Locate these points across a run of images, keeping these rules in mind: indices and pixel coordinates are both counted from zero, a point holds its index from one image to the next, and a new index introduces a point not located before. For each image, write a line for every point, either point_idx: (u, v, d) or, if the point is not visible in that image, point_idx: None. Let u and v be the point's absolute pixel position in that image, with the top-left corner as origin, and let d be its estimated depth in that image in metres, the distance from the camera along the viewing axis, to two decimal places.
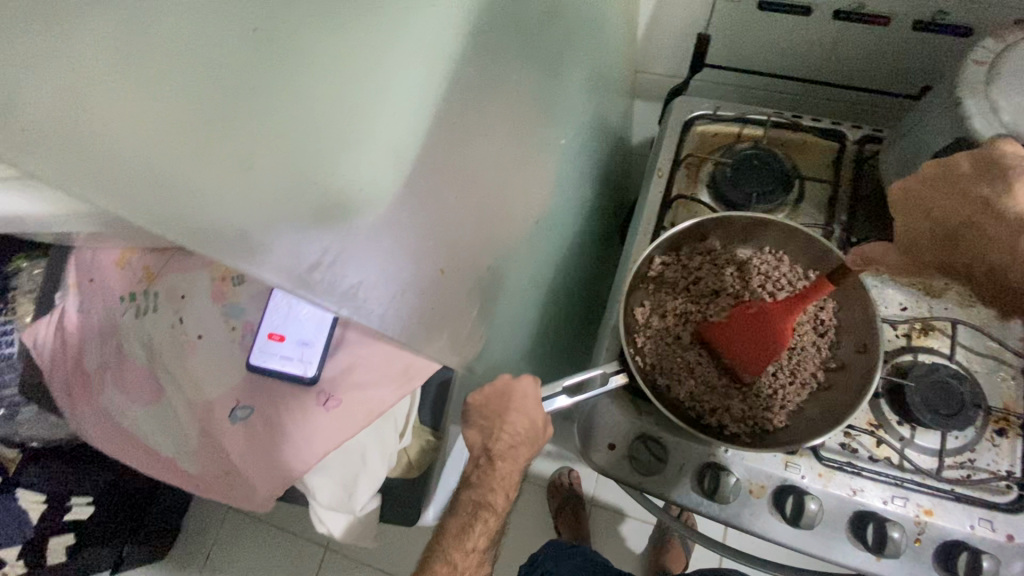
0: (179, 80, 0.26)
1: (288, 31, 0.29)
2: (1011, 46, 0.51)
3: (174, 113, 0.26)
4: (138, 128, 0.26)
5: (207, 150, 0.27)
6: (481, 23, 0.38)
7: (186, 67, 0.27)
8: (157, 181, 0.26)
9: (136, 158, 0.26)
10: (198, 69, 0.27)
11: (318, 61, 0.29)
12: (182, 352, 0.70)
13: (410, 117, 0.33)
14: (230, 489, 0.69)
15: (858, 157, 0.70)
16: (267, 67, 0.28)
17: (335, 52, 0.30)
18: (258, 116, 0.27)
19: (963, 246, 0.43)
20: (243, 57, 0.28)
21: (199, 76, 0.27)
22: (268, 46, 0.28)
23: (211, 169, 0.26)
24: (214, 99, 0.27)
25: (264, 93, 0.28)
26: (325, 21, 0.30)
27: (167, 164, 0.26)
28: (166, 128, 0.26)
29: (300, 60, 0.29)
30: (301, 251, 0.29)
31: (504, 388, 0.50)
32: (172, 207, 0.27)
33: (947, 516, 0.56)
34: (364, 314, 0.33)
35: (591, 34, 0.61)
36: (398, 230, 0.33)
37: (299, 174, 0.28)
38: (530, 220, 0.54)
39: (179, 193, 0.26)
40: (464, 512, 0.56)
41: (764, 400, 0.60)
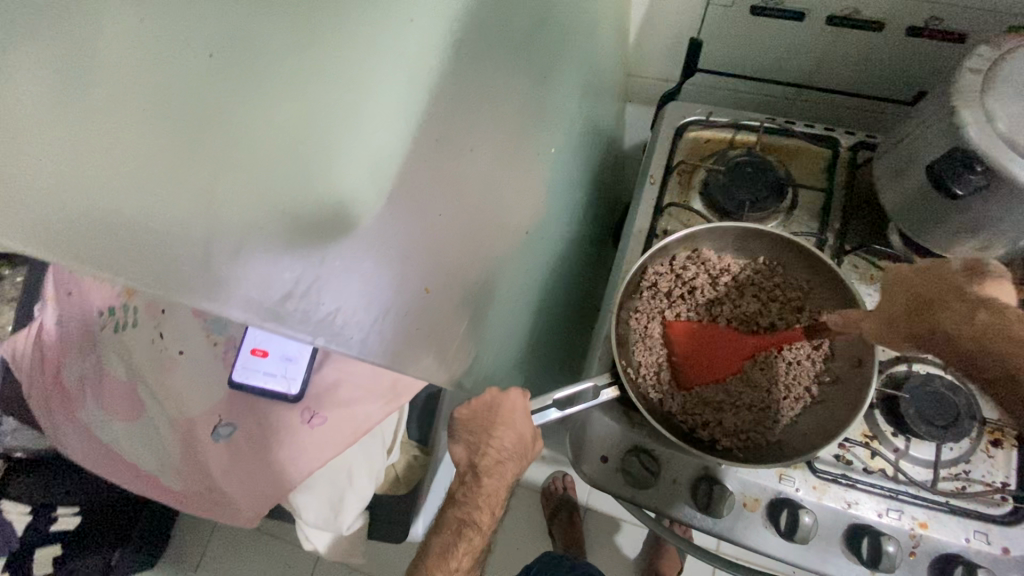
0: (145, 116, 0.28)
1: (249, 55, 0.29)
2: (1006, 53, 0.50)
3: (141, 149, 0.28)
4: (113, 168, 0.27)
5: (174, 181, 0.27)
6: (467, 35, 0.36)
7: (150, 104, 0.28)
8: (128, 218, 0.27)
9: (105, 194, 0.27)
10: (161, 104, 0.28)
11: (281, 83, 0.29)
12: (163, 369, 0.69)
13: (392, 136, 0.31)
14: (214, 506, 0.67)
15: (852, 163, 0.70)
16: (229, 92, 0.28)
17: (295, 71, 0.29)
18: (223, 144, 0.28)
19: (927, 321, 0.38)
20: (204, 86, 0.28)
21: (164, 110, 0.28)
22: (227, 72, 0.29)
23: (170, 198, 0.27)
24: (178, 132, 0.28)
25: (227, 119, 0.28)
26: (286, 42, 0.30)
27: (138, 202, 0.27)
28: (135, 166, 0.27)
29: (262, 84, 0.29)
30: (271, 281, 0.28)
31: (490, 400, 0.49)
32: (144, 242, 0.27)
33: (942, 528, 0.55)
34: (342, 344, 0.31)
35: (581, 41, 0.60)
36: (379, 253, 0.32)
37: (260, 196, 0.28)
38: (520, 232, 0.53)
39: (148, 227, 0.27)
40: (449, 530, 0.55)
41: (756, 413, 0.59)
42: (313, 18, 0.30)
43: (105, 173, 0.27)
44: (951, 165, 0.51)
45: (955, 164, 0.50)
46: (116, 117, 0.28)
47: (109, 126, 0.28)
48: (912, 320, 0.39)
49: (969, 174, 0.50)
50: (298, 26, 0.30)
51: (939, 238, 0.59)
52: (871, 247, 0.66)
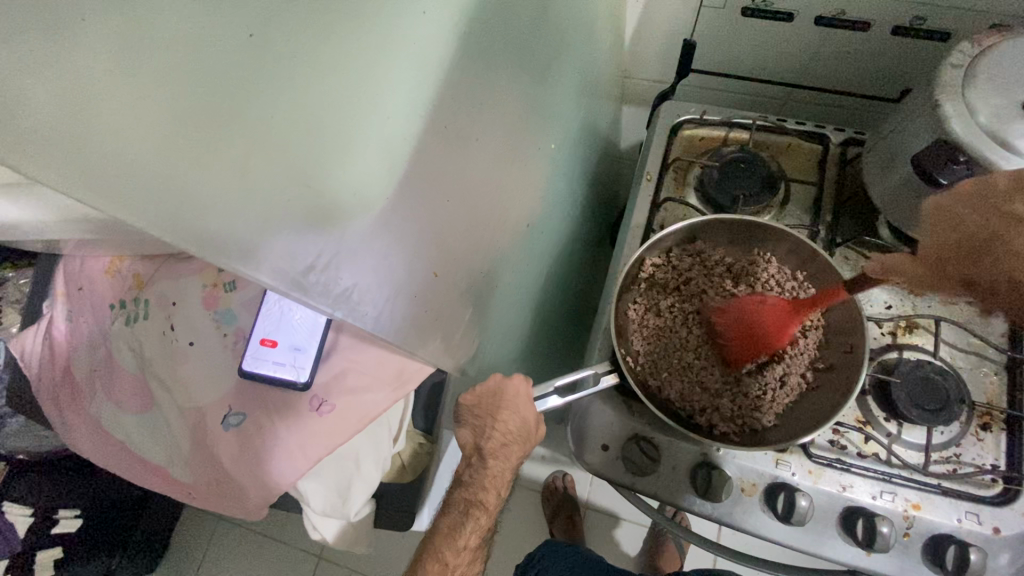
0: (179, 78, 0.25)
1: (285, 31, 0.28)
2: (987, 49, 0.53)
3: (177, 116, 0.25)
4: (136, 129, 0.25)
5: (211, 156, 0.26)
6: (473, 32, 0.38)
7: (183, 64, 0.25)
8: (158, 187, 0.25)
9: (132, 168, 0.25)
10: (201, 69, 0.26)
11: (316, 66, 0.29)
12: (173, 359, 0.70)
13: (402, 120, 0.33)
14: (223, 497, 0.68)
15: (841, 158, 0.72)
16: (267, 70, 0.27)
17: (333, 56, 0.29)
18: (258, 123, 0.27)
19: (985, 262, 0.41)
20: (243, 60, 0.27)
21: (203, 77, 0.26)
22: (269, 48, 0.27)
23: (210, 177, 0.26)
24: (214, 103, 0.26)
25: (264, 97, 0.27)
26: (323, 28, 0.29)
27: (171, 172, 0.25)
28: (166, 131, 0.25)
29: (300, 65, 0.28)
30: (296, 253, 0.29)
31: (495, 386, 0.51)
32: (173, 214, 0.26)
33: (935, 509, 0.57)
34: (358, 318, 0.34)
35: (579, 41, 0.62)
36: (392, 235, 0.34)
37: (294, 180, 0.28)
38: (521, 224, 0.55)
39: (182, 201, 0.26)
40: (457, 510, 0.56)
41: (753, 400, 0.60)
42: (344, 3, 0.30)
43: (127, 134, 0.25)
44: (935, 157, 0.53)
45: (939, 156, 0.52)
46: (142, 72, 0.24)
47: (130, 81, 0.24)
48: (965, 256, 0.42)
49: (952, 165, 0.52)
50: (330, 11, 0.30)
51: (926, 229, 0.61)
52: (860, 239, 0.68)
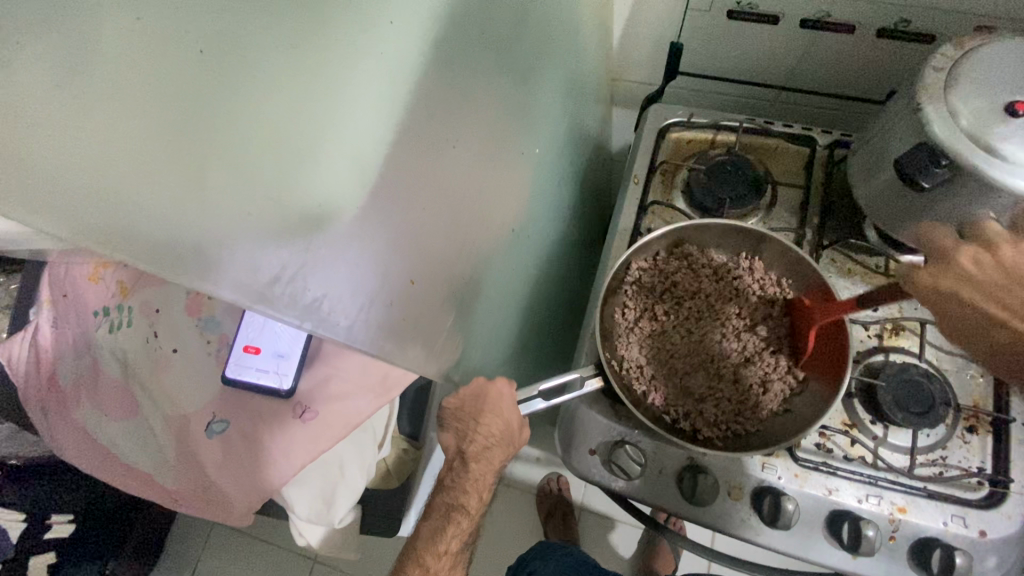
0: (133, 97, 0.26)
1: (239, 46, 0.29)
2: (969, 51, 0.53)
3: (134, 128, 0.26)
4: (91, 139, 0.26)
5: (169, 164, 0.26)
6: (447, 38, 0.38)
7: (142, 79, 0.26)
8: (114, 203, 0.26)
9: (91, 182, 0.26)
10: (154, 79, 0.26)
11: (275, 73, 0.29)
12: (156, 367, 0.71)
13: (371, 125, 0.33)
14: (207, 506, 0.68)
15: (828, 161, 0.72)
16: (225, 79, 0.28)
17: (291, 60, 0.30)
18: (217, 130, 0.27)
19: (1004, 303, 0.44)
20: (199, 71, 0.27)
21: (160, 86, 0.27)
22: (226, 58, 0.28)
23: (165, 190, 0.26)
24: (168, 112, 0.27)
25: (222, 104, 0.28)
26: (277, 37, 0.30)
27: (128, 187, 0.26)
28: (121, 141, 0.26)
29: (256, 71, 0.29)
30: (262, 267, 0.29)
31: (477, 389, 0.51)
32: (131, 223, 0.26)
33: (920, 512, 0.57)
34: (330, 329, 0.33)
35: (563, 47, 0.62)
36: (364, 243, 0.33)
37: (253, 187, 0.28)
38: (506, 228, 0.55)
39: (132, 207, 0.26)
40: (438, 515, 0.56)
41: (736, 405, 0.61)
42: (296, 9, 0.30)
43: (84, 145, 0.25)
44: (918, 159, 0.52)
45: (921, 158, 0.52)
46: (100, 88, 0.26)
47: (86, 96, 0.26)
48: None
49: (934, 168, 0.51)
50: (285, 20, 0.30)
51: (912, 229, 0.61)
52: (848, 242, 0.68)
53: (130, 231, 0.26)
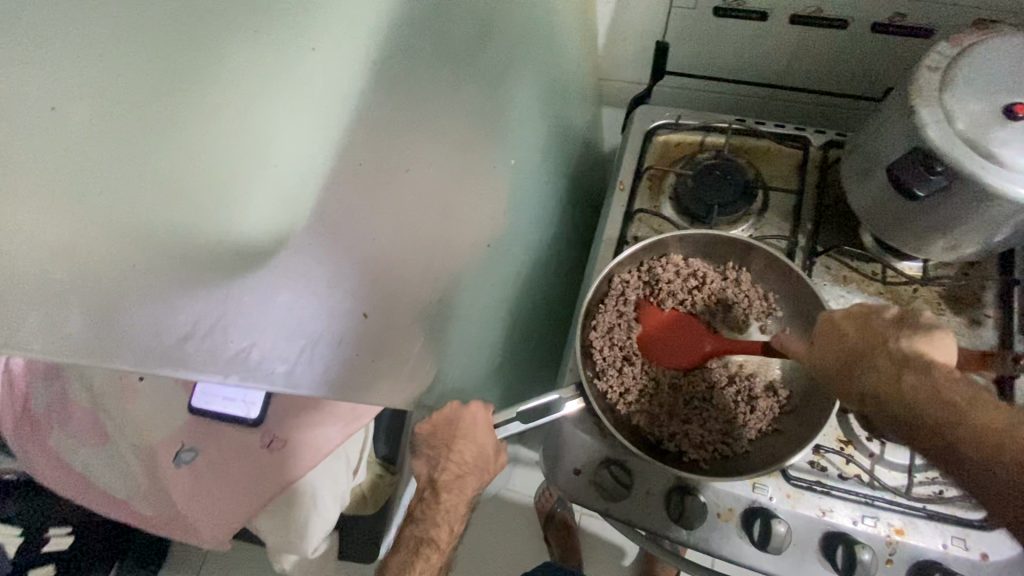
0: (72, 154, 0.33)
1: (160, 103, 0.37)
2: (966, 50, 0.50)
3: (71, 180, 0.33)
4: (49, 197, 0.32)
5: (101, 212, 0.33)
6: (383, 76, 0.43)
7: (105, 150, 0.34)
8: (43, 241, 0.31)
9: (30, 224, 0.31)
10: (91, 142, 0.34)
11: (229, 143, 0.39)
12: (125, 395, 0.67)
13: (297, 159, 0.42)
14: (181, 529, 0.68)
15: (822, 162, 0.69)
16: (148, 136, 0.36)
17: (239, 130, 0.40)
18: (149, 174, 0.35)
19: (859, 376, 0.42)
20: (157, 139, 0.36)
21: (111, 151, 0.34)
22: (177, 126, 0.37)
23: (91, 229, 0.32)
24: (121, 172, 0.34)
25: (159, 156, 0.36)
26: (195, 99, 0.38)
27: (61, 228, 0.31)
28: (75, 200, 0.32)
29: (177, 128, 0.37)
30: (173, 326, 0.33)
31: (451, 415, 0.50)
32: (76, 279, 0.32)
33: (919, 534, 0.54)
34: (258, 379, 0.35)
35: (540, 50, 0.60)
36: (296, 287, 0.37)
37: (172, 221, 0.35)
38: (480, 244, 0.53)
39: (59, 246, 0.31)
40: (406, 548, 0.53)
41: (725, 425, 0.58)
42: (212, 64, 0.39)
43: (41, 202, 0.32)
44: (912, 166, 0.50)
45: (916, 165, 0.50)
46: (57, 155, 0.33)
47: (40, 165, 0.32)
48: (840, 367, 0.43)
49: (929, 175, 0.49)
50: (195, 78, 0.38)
51: (910, 235, 0.58)
52: (842, 247, 0.65)
53: (67, 281, 0.31)
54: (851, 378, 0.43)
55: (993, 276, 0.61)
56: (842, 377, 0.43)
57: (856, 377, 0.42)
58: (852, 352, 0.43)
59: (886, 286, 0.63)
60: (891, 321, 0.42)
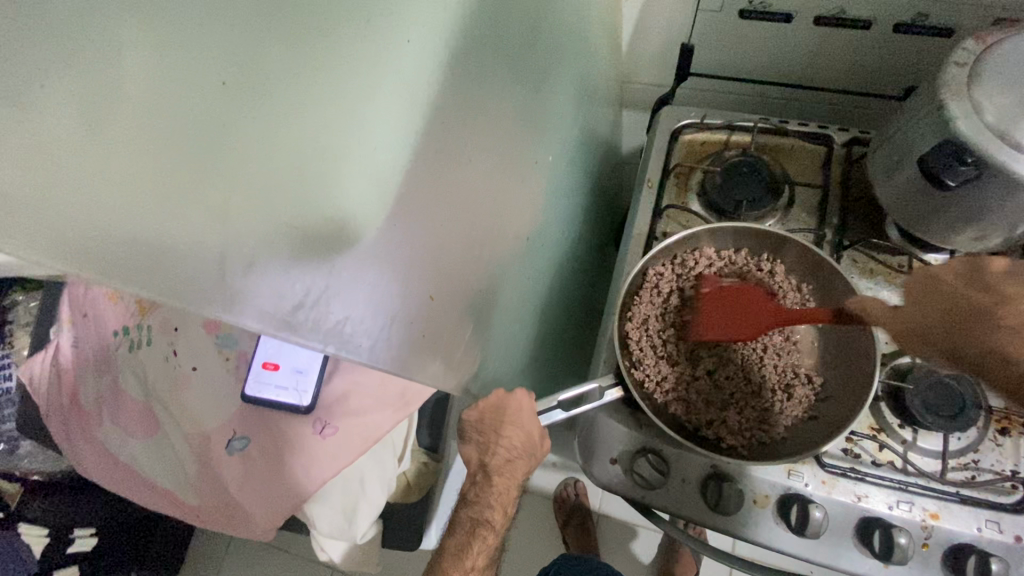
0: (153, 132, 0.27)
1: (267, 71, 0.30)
2: (993, 47, 0.51)
3: (170, 174, 0.27)
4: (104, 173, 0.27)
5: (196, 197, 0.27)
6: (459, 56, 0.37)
7: (162, 118, 0.28)
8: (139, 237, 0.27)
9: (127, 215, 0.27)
10: (178, 118, 0.28)
11: (304, 93, 0.30)
12: (176, 385, 0.71)
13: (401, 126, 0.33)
14: (230, 521, 0.69)
15: (847, 159, 0.71)
16: (239, 106, 0.29)
17: (288, 81, 0.30)
18: (236, 154, 0.28)
19: (985, 332, 0.43)
20: (206, 107, 0.28)
21: (188, 129, 0.28)
22: (257, 92, 0.29)
23: (183, 211, 0.27)
24: (191, 146, 0.28)
25: (268, 130, 0.29)
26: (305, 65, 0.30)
27: (162, 221, 0.27)
28: (127, 177, 0.27)
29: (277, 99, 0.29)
30: (284, 292, 0.29)
31: (498, 402, 0.51)
32: (149, 250, 0.27)
33: (954, 519, 0.55)
34: (353, 351, 0.32)
35: (575, 52, 0.61)
36: (386, 262, 0.33)
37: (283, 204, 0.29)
38: (521, 237, 0.55)
39: (152, 242, 0.27)
40: (463, 530, 0.56)
41: (760, 412, 0.59)
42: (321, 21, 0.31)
43: (92, 177, 0.26)
44: (943, 156, 0.51)
45: (946, 155, 0.51)
46: (115, 129, 0.27)
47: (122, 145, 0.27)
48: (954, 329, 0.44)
49: (959, 166, 0.50)
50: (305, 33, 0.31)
51: (938, 226, 0.60)
52: (869, 241, 0.66)
53: (176, 269, 0.28)
54: (975, 334, 0.43)
55: (1017, 267, 0.63)
56: (965, 335, 0.43)
57: (981, 334, 0.43)
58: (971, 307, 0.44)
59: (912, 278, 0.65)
60: (999, 275, 0.44)
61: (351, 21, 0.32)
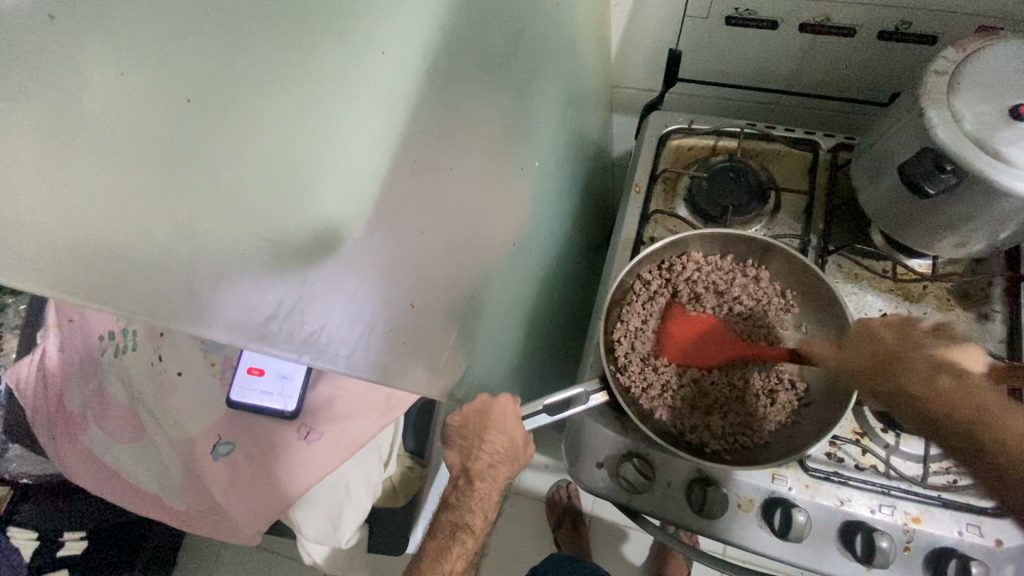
0: (117, 151, 0.26)
1: (238, 83, 0.28)
2: (972, 55, 0.52)
3: (141, 196, 0.26)
4: (72, 190, 0.26)
5: (161, 213, 0.27)
6: (439, 67, 0.38)
7: (127, 130, 0.26)
8: (108, 257, 0.27)
9: (94, 238, 0.26)
10: (147, 140, 0.26)
11: (277, 110, 0.29)
12: (162, 390, 0.71)
13: (374, 142, 0.33)
14: (217, 524, 0.69)
15: (832, 165, 0.71)
16: (209, 125, 0.27)
17: (265, 94, 0.29)
18: (208, 176, 0.27)
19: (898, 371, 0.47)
20: (177, 119, 0.27)
21: (157, 149, 0.26)
22: (227, 107, 0.28)
23: (152, 230, 0.27)
24: (159, 167, 0.27)
25: (238, 149, 0.28)
26: (278, 77, 0.29)
27: (129, 243, 0.26)
28: (97, 197, 0.26)
29: (252, 115, 0.28)
30: (257, 304, 0.29)
31: (482, 406, 0.51)
32: (122, 269, 0.27)
33: (935, 522, 0.56)
34: (328, 360, 0.33)
35: (561, 58, 0.62)
36: (361, 272, 0.33)
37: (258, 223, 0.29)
38: (506, 243, 0.55)
39: (123, 261, 0.27)
40: (443, 534, 0.56)
41: (744, 417, 0.60)
42: (296, 32, 0.30)
43: (61, 195, 0.25)
44: (923, 165, 0.52)
45: (926, 164, 0.52)
46: (80, 155, 0.25)
47: (88, 170, 0.26)
48: (876, 366, 0.49)
49: (940, 174, 0.51)
50: (280, 46, 0.29)
51: (919, 233, 0.60)
52: (854, 246, 0.67)
53: (147, 285, 0.27)
54: (892, 374, 0.47)
55: (999, 273, 0.63)
56: (881, 375, 0.48)
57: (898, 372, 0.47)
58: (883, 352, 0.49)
59: (896, 283, 0.65)
60: (925, 333, 0.49)
61: (328, 34, 0.31)
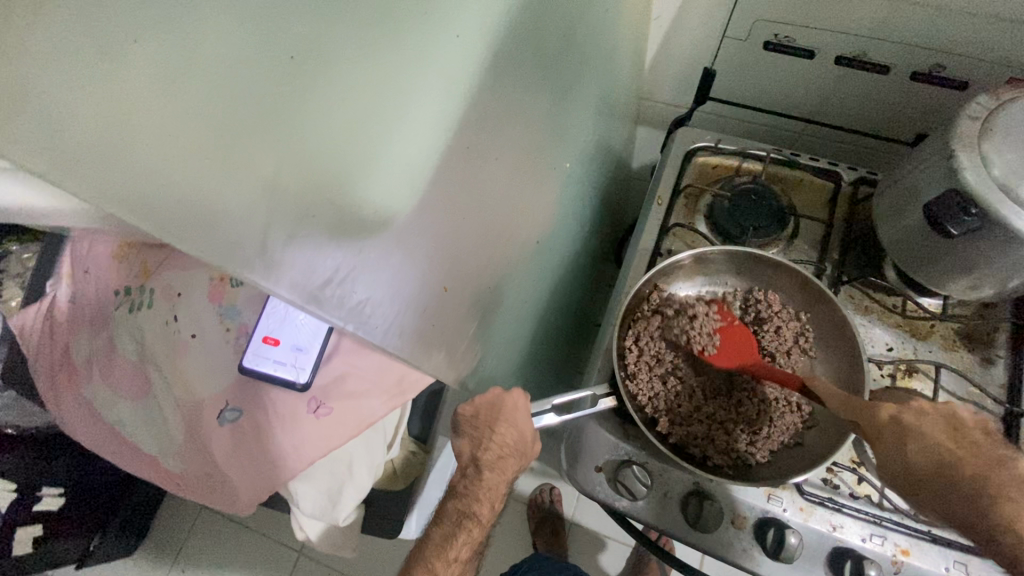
0: (213, 93, 0.28)
1: (324, 52, 0.31)
2: (1006, 103, 0.53)
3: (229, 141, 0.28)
4: (157, 135, 0.27)
5: (240, 158, 0.28)
6: (499, 54, 0.39)
7: (216, 89, 0.28)
8: (182, 189, 0.27)
9: (174, 169, 0.27)
10: (242, 88, 0.29)
11: (355, 78, 0.31)
12: (175, 351, 0.70)
13: (441, 124, 0.34)
14: (212, 491, 0.70)
15: (852, 199, 0.72)
16: (301, 87, 0.30)
17: (352, 59, 0.31)
18: (291, 133, 0.29)
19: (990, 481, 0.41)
20: (272, 79, 0.29)
21: (250, 96, 0.29)
22: (313, 74, 0.30)
23: (231, 175, 0.28)
24: (246, 117, 0.28)
25: (319, 112, 0.30)
26: (359, 45, 0.31)
27: (205, 181, 0.28)
28: (185, 130, 0.27)
29: (337, 82, 0.31)
30: (316, 267, 0.30)
31: (494, 399, 0.51)
32: (194, 209, 0.28)
33: (924, 556, 0.57)
34: (367, 331, 0.33)
35: (603, 64, 0.62)
36: (407, 251, 0.34)
37: (322, 184, 0.30)
38: (531, 240, 0.55)
39: (196, 200, 0.28)
40: (450, 521, 0.57)
41: (748, 436, 0.61)
42: (392, 12, 0.33)
43: (155, 126, 0.27)
44: (947, 205, 0.53)
45: (951, 205, 0.53)
46: (187, 94, 0.28)
47: (189, 107, 0.28)
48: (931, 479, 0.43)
49: (963, 216, 0.52)
50: (370, 17, 0.32)
51: (937, 273, 0.61)
52: (867, 279, 0.68)
53: (211, 228, 0.28)
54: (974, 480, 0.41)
55: (1006, 319, 0.65)
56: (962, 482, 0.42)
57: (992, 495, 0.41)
58: (955, 458, 0.42)
59: (905, 318, 0.67)
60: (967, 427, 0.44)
61: (412, 14, 0.33)
